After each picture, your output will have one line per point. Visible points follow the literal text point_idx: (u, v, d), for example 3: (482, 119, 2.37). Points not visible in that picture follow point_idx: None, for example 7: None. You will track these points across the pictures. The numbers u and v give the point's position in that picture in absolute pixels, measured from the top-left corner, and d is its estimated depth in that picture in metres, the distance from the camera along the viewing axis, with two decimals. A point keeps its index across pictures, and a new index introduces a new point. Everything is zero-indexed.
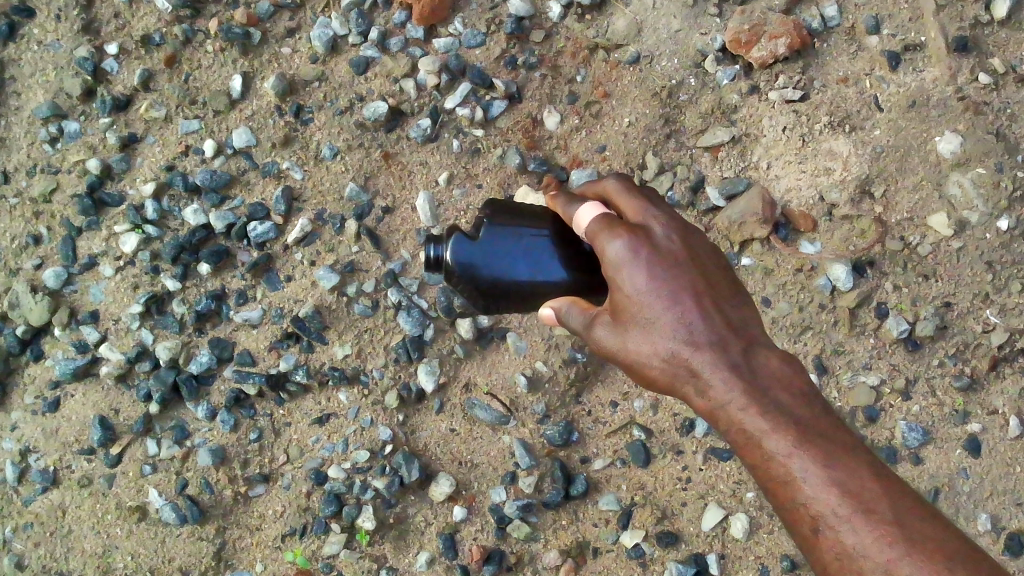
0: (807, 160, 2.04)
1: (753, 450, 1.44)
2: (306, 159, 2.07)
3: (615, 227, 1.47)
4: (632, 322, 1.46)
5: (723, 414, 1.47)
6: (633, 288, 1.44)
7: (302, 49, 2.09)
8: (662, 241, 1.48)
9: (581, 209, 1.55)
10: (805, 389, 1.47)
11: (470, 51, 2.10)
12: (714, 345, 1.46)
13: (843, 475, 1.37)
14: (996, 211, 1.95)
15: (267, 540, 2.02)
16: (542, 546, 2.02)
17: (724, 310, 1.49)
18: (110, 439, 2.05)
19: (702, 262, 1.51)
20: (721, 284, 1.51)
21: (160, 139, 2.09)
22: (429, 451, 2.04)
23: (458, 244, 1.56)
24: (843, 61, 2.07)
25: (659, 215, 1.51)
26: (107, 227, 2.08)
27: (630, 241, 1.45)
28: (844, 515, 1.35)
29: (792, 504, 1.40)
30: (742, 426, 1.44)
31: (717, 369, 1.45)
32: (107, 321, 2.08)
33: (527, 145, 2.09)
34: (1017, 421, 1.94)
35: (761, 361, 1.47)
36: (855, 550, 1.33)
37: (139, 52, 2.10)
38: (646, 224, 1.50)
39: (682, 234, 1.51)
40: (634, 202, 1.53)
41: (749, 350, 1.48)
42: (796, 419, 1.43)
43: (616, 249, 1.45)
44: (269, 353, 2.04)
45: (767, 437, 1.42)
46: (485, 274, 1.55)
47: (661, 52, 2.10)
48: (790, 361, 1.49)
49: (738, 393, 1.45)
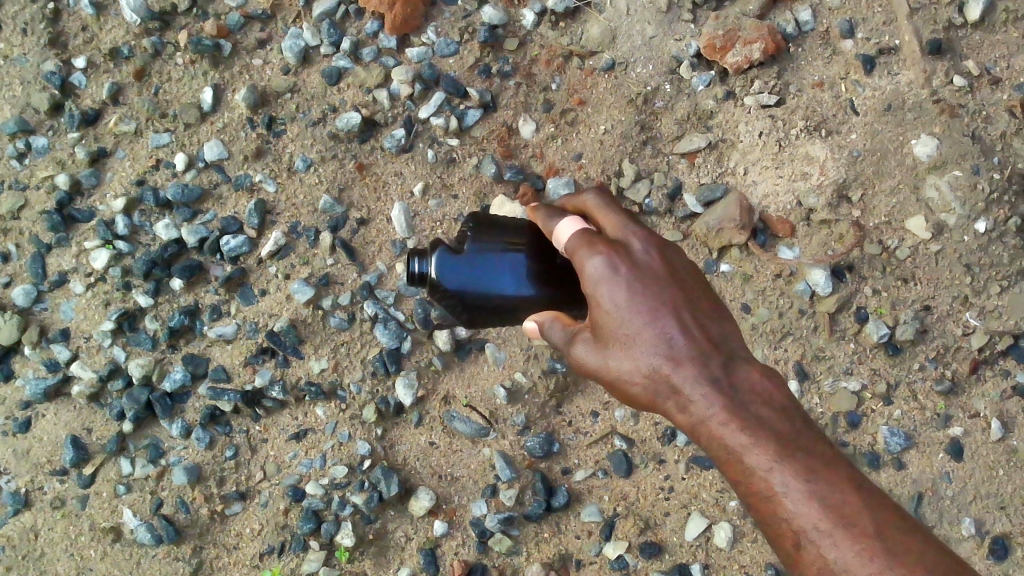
0: (783, 165, 2.02)
1: (734, 465, 1.43)
2: (279, 172, 2.04)
3: (595, 245, 1.48)
4: (612, 339, 1.46)
5: (704, 430, 1.46)
6: (613, 305, 1.45)
7: (273, 61, 2.07)
8: (641, 257, 1.50)
9: (560, 225, 1.56)
10: (786, 403, 1.47)
11: (443, 60, 2.09)
12: (695, 360, 1.46)
13: (824, 488, 1.36)
14: (974, 214, 1.95)
15: (244, 560, 1.99)
16: (524, 559, 1.99)
17: (704, 325, 1.49)
18: (83, 459, 2.01)
19: (681, 277, 1.52)
20: (700, 299, 1.52)
21: (130, 153, 2.07)
22: (409, 465, 2.01)
23: (442, 259, 1.59)
24: (818, 65, 2.06)
25: (639, 232, 1.53)
26: (77, 243, 2.04)
27: (609, 258, 1.46)
28: (824, 530, 1.33)
29: (775, 520, 1.39)
30: (724, 441, 1.44)
31: (697, 384, 1.45)
32: (78, 339, 2.04)
33: (502, 155, 2.07)
34: (999, 424, 1.93)
35: (742, 375, 1.47)
36: (836, 565, 1.32)
37: (107, 65, 2.08)
38: (625, 240, 1.51)
39: (661, 250, 1.52)
40: (613, 219, 1.55)
41: (730, 365, 1.48)
42: (777, 433, 1.42)
43: (595, 266, 1.46)
44: (244, 369, 2.01)
45: (747, 452, 1.41)
46: (470, 286, 1.59)
47: (636, 59, 2.10)
48: (770, 375, 1.49)
49: (719, 408, 1.45)
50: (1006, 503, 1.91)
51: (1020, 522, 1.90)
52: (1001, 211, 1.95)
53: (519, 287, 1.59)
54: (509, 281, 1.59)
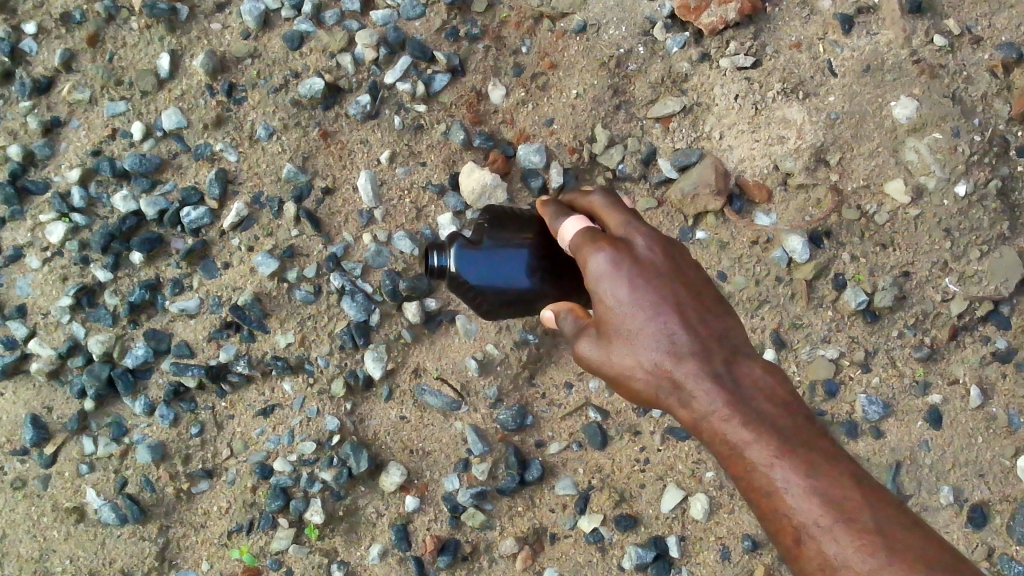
0: (759, 129, 1.97)
1: (735, 460, 1.41)
2: (240, 141, 1.98)
3: (598, 241, 1.45)
4: (615, 335, 1.44)
5: (706, 425, 1.44)
6: (615, 301, 1.42)
7: (233, 25, 2.00)
8: (644, 253, 1.45)
9: (566, 222, 1.52)
10: (788, 400, 1.44)
11: (409, 23, 2.02)
12: (697, 355, 1.43)
13: (825, 485, 1.34)
14: (954, 176, 1.90)
15: (213, 539, 1.95)
16: (498, 534, 1.95)
17: (708, 320, 1.46)
18: (44, 439, 1.96)
19: (686, 273, 1.48)
20: (705, 295, 1.48)
21: (85, 122, 2.00)
22: (379, 440, 1.96)
23: (460, 253, 1.63)
24: (795, 26, 2.00)
25: (643, 228, 1.48)
26: (32, 217, 1.98)
27: (612, 254, 1.43)
28: (825, 525, 1.31)
29: (775, 516, 1.36)
30: (726, 437, 1.41)
31: (700, 380, 1.43)
32: (35, 315, 1.98)
33: (471, 121, 2.01)
34: (977, 391, 1.90)
35: (744, 371, 1.45)
36: (836, 561, 1.29)
37: (59, 31, 2.01)
38: (628, 237, 1.47)
39: (665, 247, 1.47)
40: (618, 215, 1.50)
41: (732, 360, 1.45)
42: (779, 429, 1.40)
43: (599, 265, 1.43)
44: (208, 344, 1.96)
45: (748, 447, 1.39)
46: (486, 281, 1.62)
47: (608, 20, 2.03)
48: (774, 371, 1.46)
49: (721, 403, 1.42)
50: (985, 471, 1.88)
51: (999, 489, 1.87)
52: (982, 173, 1.91)
53: (532, 281, 1.62)
54: (523, 275, 1.61)
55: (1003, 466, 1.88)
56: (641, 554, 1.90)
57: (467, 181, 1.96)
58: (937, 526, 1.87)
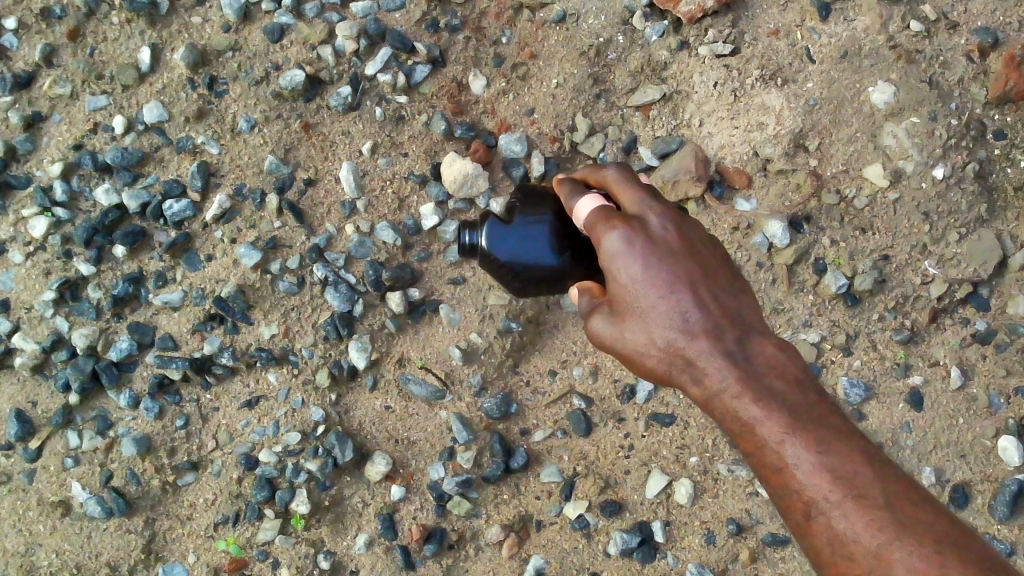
0: (738, 116, 1.98)
1: (747, 438, 1.41)
2: (221, 133, 1.99)
3: (612, 220, 1.45)
4: (629, 313, 1.43)
5: (718, 403, 1.44)
6: (630, 279, 1.42)
7: (213, 18, 2.01)
8: (658, 231, 1.45)
9: (581, 200, 1.52)
10: (800, 376, 1.43)
11: (389, 15, 2.03)
12: (709, 333, 1.43)
13: (835, 461, 1.33)
14: (931, 160, 1.91)
15: (199, 530, 1.95)
16: (484, 522, 1.96)
17: (720, 298, 1.46)
18: (29, 433, 1.97)
19: (699, 250, 1.47)
20: (717, 272, 1.48)
21: (66, 117, 2.01)
22: (365, 430, 1.97)
23: (492, 229, 1.63)
24: (773, 13, 2.01)
25: (657, 206, 1.48)
26: (15, 211, 2.00)
27: (626, 232, 1.43)
28: (835, 501, 1.31)
29: (785, 492, 1.36)
30: (737, 414, 1.41)
31: (712, 358, 1.42)
32: (19, 310, 1.99)
33: (453, 111, 2.02)
34: (958, 371, 1.91)
35: (756, 348, 1.45)
36: (845, 536, 1.29)
37: (39, 26, 2.02)
38: (642, 215, 1.47)
39: (679, 225, 1.47)
40: (632, 191, 1.50)
41: (745, 338, 1.45)
42: (791, 406, 1.40)
43: (614, 244, 1.43)
44: (192, 336, 1.96)
45: (759, 424, 1.39)
46: (517, 258, 1.62)
47: (587, 9, 2.04)
48: (785, 348, 1.45)
49: (733, 381, 1.42)
50: (967, 452, 1.89)
51: (980, 470, 1.88)
52: (959, 157, 1.92)
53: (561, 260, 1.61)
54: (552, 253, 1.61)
55: (985, 447, 1.89)
56: (627, 539, 1.91)
57: (449, 170, 1.96)
58: None
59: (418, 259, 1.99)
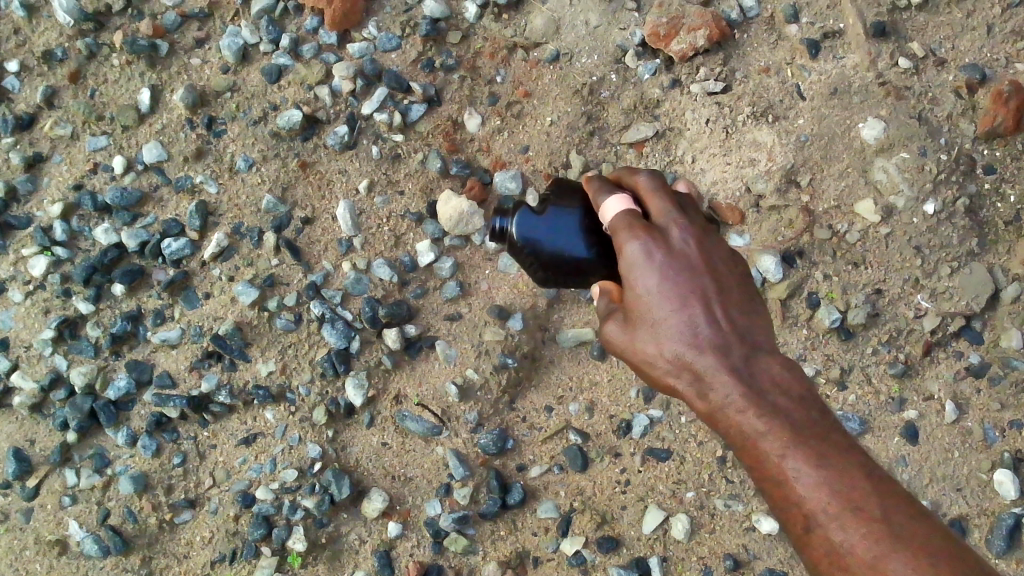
0: (730, 152, 2.01)
1: (750, 450, 1.42)
2: (220, 173, 2.01)
3: (635, 229, 1.44)
4: (640, 323, 1.44)
5: (723, 415, 1.44)
6: (645, 289, 1.43)
7: (212, 60, 2.05)
8: (677, 246, 1.45)
9: (609, 199, 1.50)
10: (804, 394, 1.44)
11: (385, 55, 2.06)
12: (718, 347, 1.43)
13: (835, 475, 1.35)
14: (922, 195, 1.93)
15: (196, 569, 1.95)
16: (480, 558, 1.96)
17: (732, 313, 1.46)
18: (26, 471, 1.98)
19: (716, 265, 1.47)
20: (731, 288, 1.48)
21: (67, 157, 2.04)
22: (361, 467, 1.97)
23: (522, 218, 1.62)
24: (764, 51, 2.04)
25: (680, 219, 1.47)
26: (15, 251, 2.02)
27: (647, 244, 1.43)
28: (833, 514, 1.33)
29: (785, 504, 1.38)
30: (741, 427, 1.42)
31: (719, 372, 1.42)
32: (18, 349, 2.01)
33: (448, 149, 2.04)
34: (953, 406, 1.91)
35: (764, 366, 1.44)
36: (842, 548, 1.31)
37: (40, 68, 2.06)
38: (664, 228, 1.47)
39: (699, 239, 1.47)
40: (659, 202, 1.49)
41: (753, 354, 1.45)
42: (795, 423, 1.41)
43: (635, 250, 1.44)
44: (190, 373, 1.97)
45: (762, 437, 1.40)
46: (542, 248, 1.61)
47: (581, 49, 2.08)
48: (792, 365, 1.46)
49: (738, 396, 1.42)
50: (962, 485, 1.89)
51: (976, 503, 1.88)
52: (949, 192, 1.94)
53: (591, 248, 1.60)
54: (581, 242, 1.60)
55: (980, 480, 1.89)
56: None
57: (445, 209, 1.99)
58: None
59: (415, 295, 2.01)
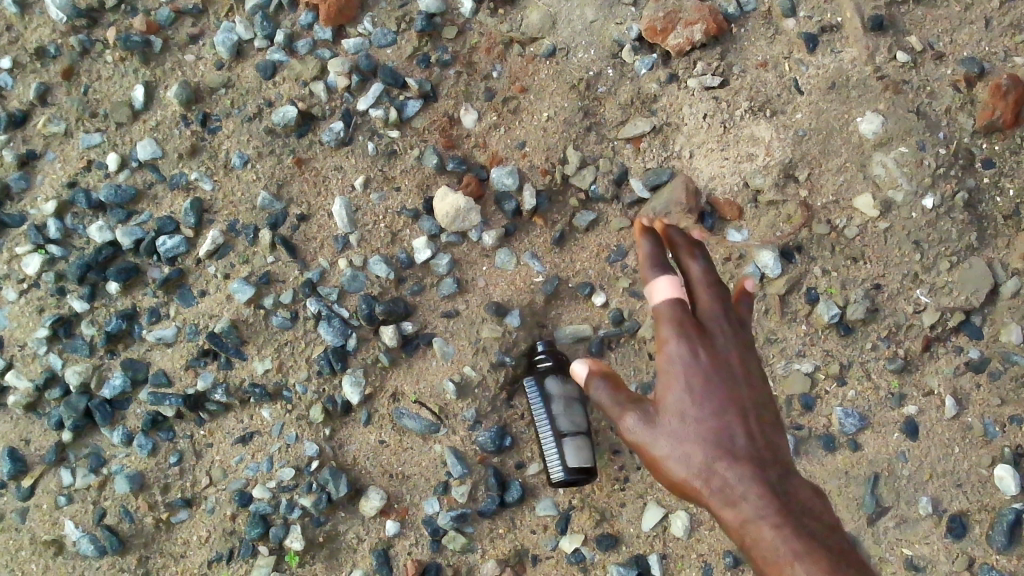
0: (728, 147, 2.00)
1: (778, 569, 1.36)
2: (215, 169, 2.00)
3: (683, 327, 1.51)
4: (673, 417, 1.47)
5: (749, 531, 1.40)
6: (685, 390, 1.48)
7: (206, 56, 2.04)
8: (720, 348, 1.52)
9: (665, 345, 1.51)
10: (835, 534, 1.40)
11: (380, 51, 2.05)
12: (751, 460, 1.44)
13: None
14: (921, 189, 1.93)
15: (192, 568, 1.93)
16: (479, 557, 1.95)
17: (766, 434, 1.49)
18: (22, 471, 1.96)
19: (754, 389, 1.52)
20: (763, 411, 1.51)
21: (61, 155, 2.03)
22: (359, 465, 1.97)
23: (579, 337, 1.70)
24: (761, 45, 2.04)
25: (727, 325, 1.55)
26: (9, 249, 2.00)
27: (692, 341, 1.50)
28: None
29: None
30: (767, 547, 1.38)
31: (751, 483, 1.42)
32: (12, 347, 1.99)
33: (444, 145, 2.03)
34: (953, 400, 1.90)
35: (796, 487, 1.44)
36: None
37: (33, 65, 2.05)
38: (710, 328, 1.54)
39: (741, 354, 1.54)
40: (710, 297, 1.57)
41: (786, 475, 1.45)
42: (830, 555, 1.36)
43: (680, 401, 1.48)
44: (185, 372, 1.96)
45: (796, 559, 1.35)
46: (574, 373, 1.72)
47: (577, 44, 2.07)
48: (824, 501, 1.44)
49: (773, 514, 1.39)
50: (963, 481, 1.87)
51: (977, 499, 1.86)
52: (948, 186, 1.94)
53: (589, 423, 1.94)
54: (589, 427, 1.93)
55: (981, 475, 1.87)
56: (623, 572, 1.91)
57: (442, 205, 1.98)
58: (916, 537, 1.86)
59: (411, 292, 2.00)
